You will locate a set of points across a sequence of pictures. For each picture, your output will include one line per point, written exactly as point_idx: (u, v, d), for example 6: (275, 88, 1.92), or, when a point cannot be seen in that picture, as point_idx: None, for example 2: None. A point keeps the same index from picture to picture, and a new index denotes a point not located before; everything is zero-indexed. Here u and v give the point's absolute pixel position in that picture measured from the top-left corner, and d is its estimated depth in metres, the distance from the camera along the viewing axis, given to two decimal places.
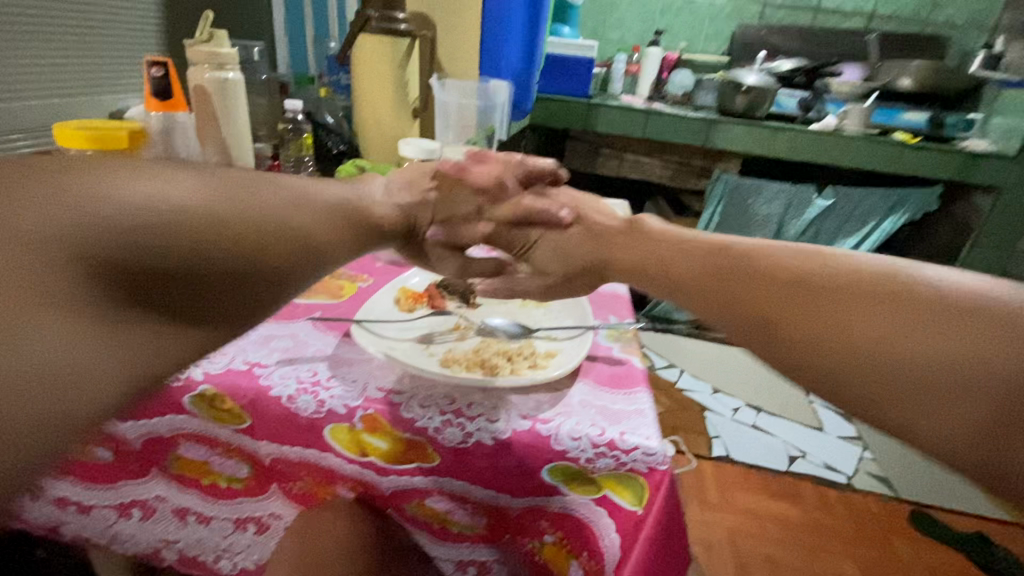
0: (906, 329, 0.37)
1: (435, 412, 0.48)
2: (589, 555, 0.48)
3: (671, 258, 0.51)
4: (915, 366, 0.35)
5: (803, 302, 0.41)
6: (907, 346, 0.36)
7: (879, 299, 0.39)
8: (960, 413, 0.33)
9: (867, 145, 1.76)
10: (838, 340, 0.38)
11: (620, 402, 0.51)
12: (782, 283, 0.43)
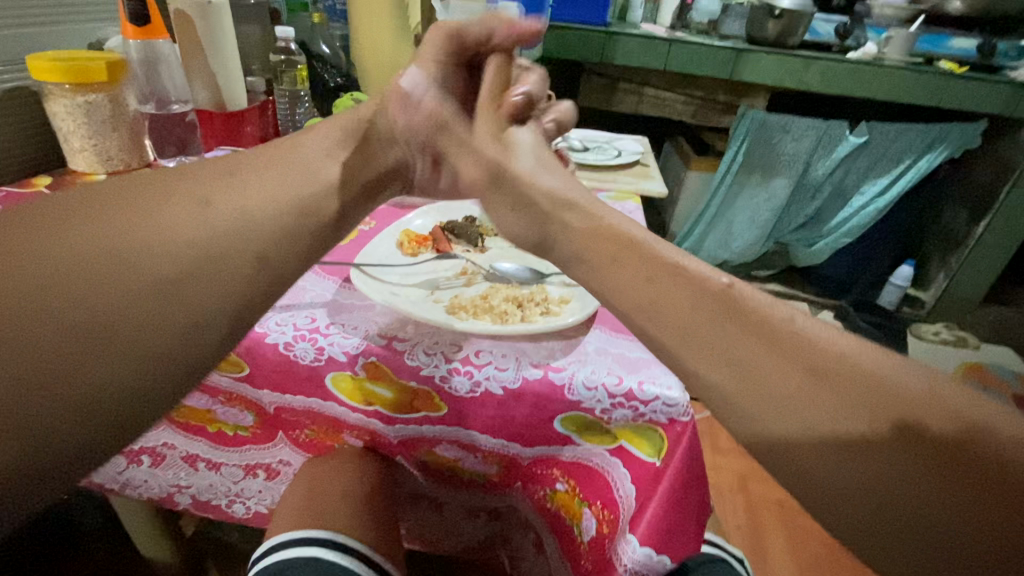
0: (834, 415, 0.31)
1: (442, 360, 0.45)
2: (603, 505, 0.47)
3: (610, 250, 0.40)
4: (817, 457, 0.31)
5: (735, 351, 0.34)
6: (825, 434, 0.31)
7: (807, 371, 0.33)
8: (891, 501, 0.30)
9: (909, 76, 1.63)
10: (775, 399, 0.33)
11: (639, 350, 0.47)
12: (713, 320, 0.35)
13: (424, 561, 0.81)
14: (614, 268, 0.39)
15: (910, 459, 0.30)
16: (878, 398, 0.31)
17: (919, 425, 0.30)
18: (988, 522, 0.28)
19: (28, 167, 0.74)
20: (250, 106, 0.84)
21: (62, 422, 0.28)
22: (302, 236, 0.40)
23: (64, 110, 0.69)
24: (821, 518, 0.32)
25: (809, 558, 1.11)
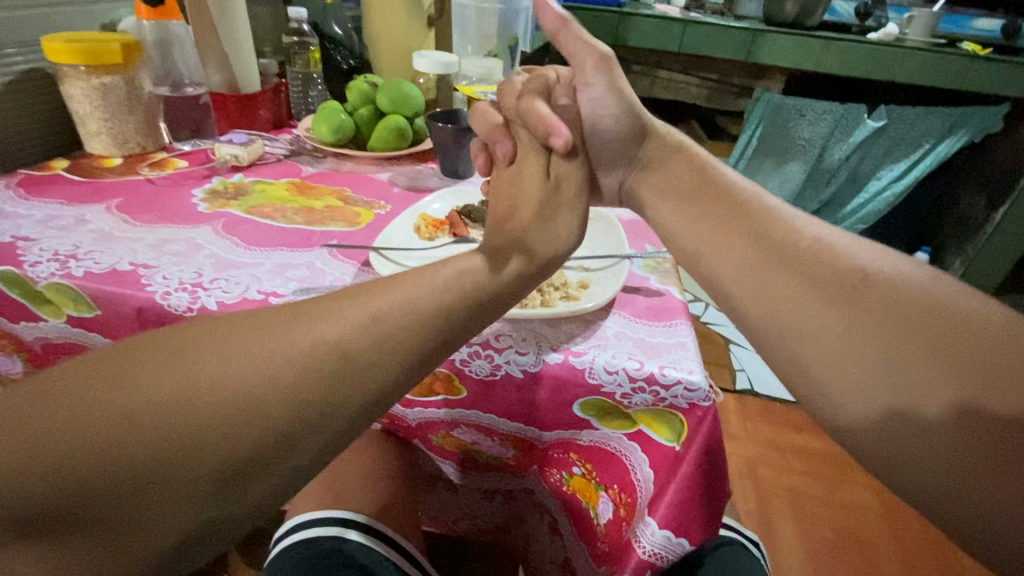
0: (875, 329, 0.35)
1: (462, 343, 0.45)
2: (620, 489, 0.47)
3: (699, 217, 0.47)
4: (839, 367, 0.36)
5: (783, 289, 0.39)
6: (866, 346, 0.35)
7: (855, 293, 0.37)
8: (944, 455, 0.31)
9: (932, 58, 1.59)
10: (838, 342, 0.36)
11: (658, 335, 0.47)
12: (770, 255, 0.42)
13: (438, 541, 0.82)
14: (689, 226, 0.47)
15: (966, 417, 0.31)
16: (935, 352, 0.33)
17: (959, 345, 0.33)
18: (985, 451, 0.30)
19: (45, 149, 0.75)
20: (264, 89, 0.84)
21: (171, 518, 0.29)
22: (433, 316, 0.36)
23: (80, 92, 0.69)
24: (853, 447, 0.35)
25: (817, 543, 1.12)
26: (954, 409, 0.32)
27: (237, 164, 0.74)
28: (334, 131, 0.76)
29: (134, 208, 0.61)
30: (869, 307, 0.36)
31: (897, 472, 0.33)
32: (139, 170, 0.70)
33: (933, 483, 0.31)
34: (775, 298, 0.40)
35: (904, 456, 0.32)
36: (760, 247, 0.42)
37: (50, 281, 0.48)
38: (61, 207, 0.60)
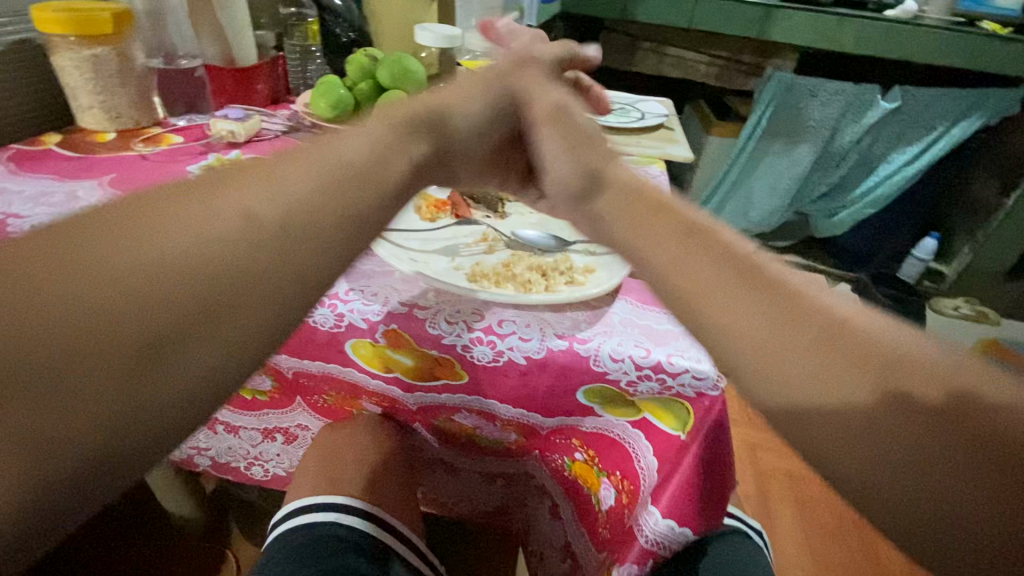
0: (841, 404, 0.26)
1: (464, 328, 0.44)
2: (623, 476, 0.47)
3: (619, 202, 0.36)
4: (791, 380, 0.27)
5: (717, 286, 0.30)
6: (837, 430, 0.26)
7: (819, 351, 0.27)
8: (932, 479, 0.24)
9: (948, 37, 1.55)
10: (797, 354, 0.27)
11: (667, 322, 0.46)
12: (697, 245, 0.32)
13: (438, 524, 0.83)
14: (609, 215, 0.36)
15: (951, 419, 0.24)
16: (901, 367, 0.26)
17: (947, 426, 0.24)
18: (983, 474, 0.23)
19: (38, 124, 0.73)
20: (260, 62, 0.81)
21: (53, 486, 0.20)
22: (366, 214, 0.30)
23: (70, 64, 0.66)
24: (819, 465, 0.27)
25: (815, 528, 1.12)
26: (949, 427, 0.24)
27: (233, 140, 0.72)
28: (333, 107, 0.74)
29: (127, 185, 0.59)
30: (805, 313, 0.28)
31: (863, 498, 0.26)
32: (133, 145, 0.69)
33: (911, 503, 0.24)
34: (709, 299, 0.30)
35: (871, 477, 0.25)
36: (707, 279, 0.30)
37: None
38: (53, 182, 0.58)
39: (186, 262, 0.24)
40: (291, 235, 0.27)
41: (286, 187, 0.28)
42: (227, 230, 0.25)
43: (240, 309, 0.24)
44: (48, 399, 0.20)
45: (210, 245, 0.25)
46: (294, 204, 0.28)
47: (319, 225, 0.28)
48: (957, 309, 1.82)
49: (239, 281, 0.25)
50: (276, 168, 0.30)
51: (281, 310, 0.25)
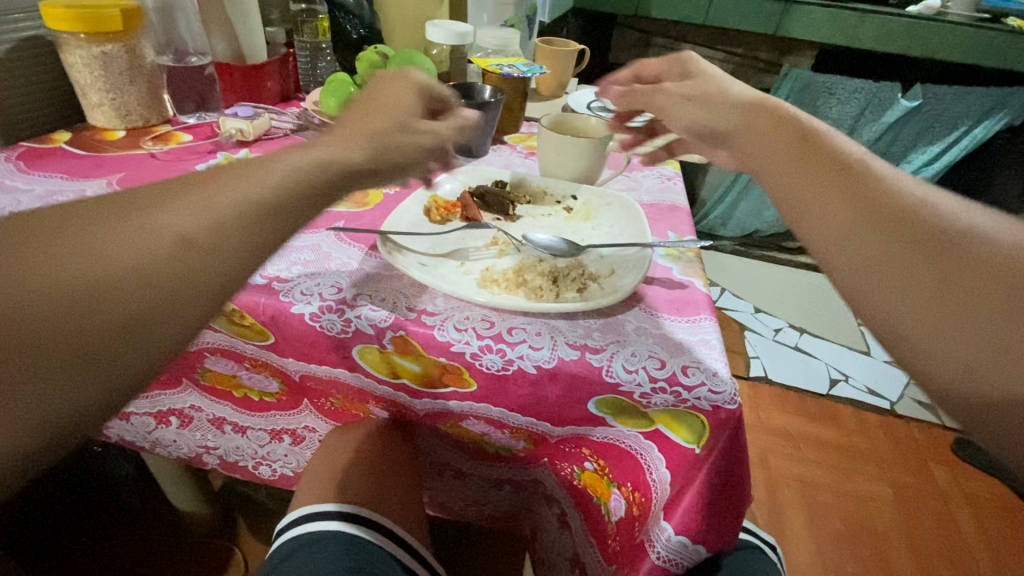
0: (901, 260, 0.31)
1: (473, 336, 0.43)
2: (634, 487, 0.44)
3: (780, 159, 0.39)
4: (929, 319, 0.29)
5: (880, 236, 0.32)
6: (900, 277, 0.31)
7: (901, 218, 0.32)
8: None
9: (973, 34, 1.51)
10: (937, 291, 0.29)
11: (682, 331, 0.45)
12: (863, 191, 0.34)
13: (445, 528, 0.82)
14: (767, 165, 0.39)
15: None
16: None
17: (1011, 277, 0.28)
18: None
19: (49, 121, 0.73)
20: (271, 59, 0.81)
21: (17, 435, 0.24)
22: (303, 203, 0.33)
23: (80, 61, 0.66)
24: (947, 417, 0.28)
25: (828, 536, 1.10)
26: None
27: (243, 139, 0.71)
28: (341, 104, 0.73)
29: (136, 183, 0.59)
30: (982, 259, 0.29)
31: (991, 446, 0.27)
32: (142, 143, 0.68)
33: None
34: (869, 237, 0.33)
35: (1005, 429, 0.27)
36: (777, 161, 0.39)
37: None
38: (62, 181, 0.58)
39: (98, 283, 0.26)
40: (211, 266, 0.28)
41: (201, 208, 0.29)
42: (139, 255, 0.27)
43: (152, 326, 0.27)
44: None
45: (120, 270, 0.26)
46: (213, 233, 0.29)
47: (233, 264, 0.29)
48: None
49: (151, 303, 0.27)
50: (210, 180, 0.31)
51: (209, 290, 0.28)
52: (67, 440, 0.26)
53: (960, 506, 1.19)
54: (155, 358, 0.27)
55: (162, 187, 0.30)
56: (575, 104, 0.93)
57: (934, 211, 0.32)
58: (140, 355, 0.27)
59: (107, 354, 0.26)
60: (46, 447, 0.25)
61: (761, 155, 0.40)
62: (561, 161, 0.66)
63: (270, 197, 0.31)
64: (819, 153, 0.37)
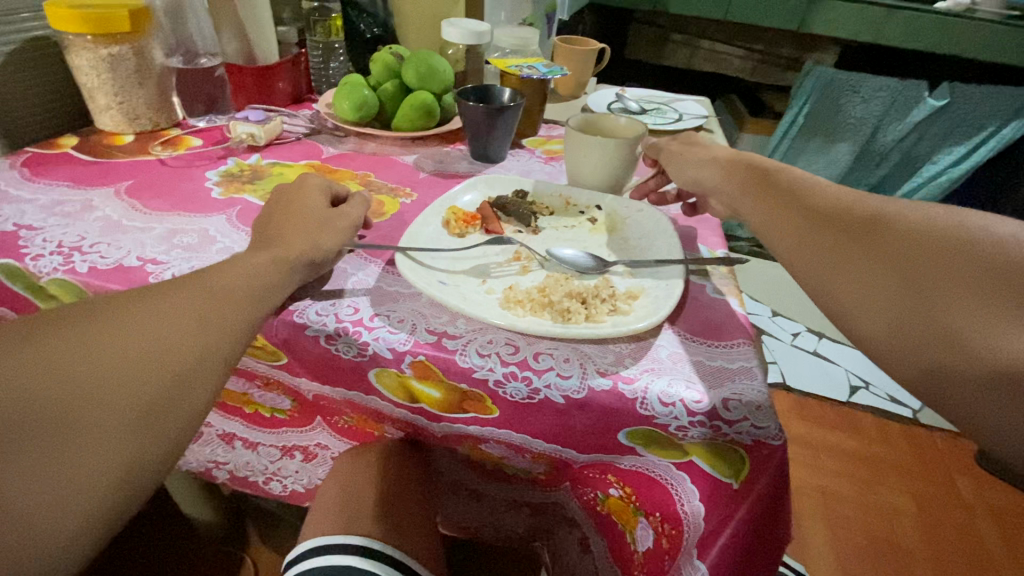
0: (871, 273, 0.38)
1: (498, 362, 0.41)
2: (663, 518, 0.39)
3: (749, 191, 0.48)
4: (867, 299, 0.37)
5: (828, 243, 0.40)
6: (874, 292, 0.37)
7: (845, 226, 0.41)
8: (969, 377, 0.32)
9: (1006, 30, 1.45)
10: (873, 278, 0.37)
11: (719, 359, 0.42)
12: (814, 213, 0.43)
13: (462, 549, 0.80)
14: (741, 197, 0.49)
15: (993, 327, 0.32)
16: (968, 275, 0.35)
17: (970, 276, 0.34)
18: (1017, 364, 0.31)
19: (57, 125, 0.71)
20: (282, 59, 0.78)
21: (99, 481, 0.31)
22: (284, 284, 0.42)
23: (87, 62, 0.64)
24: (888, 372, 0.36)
25: (849, 550, 1.07)
26: (987, 321, 0.33)
27: (254, 144, 0.69)
28: (356, 109, 0.71)
29: (144, 192, 0.57)
30: (911, 248, 0.37)
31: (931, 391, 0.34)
32: (151, 148, 0.66)
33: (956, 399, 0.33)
34: (819, 242, 0.41)
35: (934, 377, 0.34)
36: (772, 207, 0.46)
37: (53, 277, 0.45)
38: (68, 190, 0.56)
39: (146, 351, 0.34)
40: (225, 328, 0.37)
41: (211, 294, 0.38)
42: (176, 327, 0.35)
43: (195, 378, 0.35)
44: (68, 450, 0.30)
45: (165, 340, 0.35)
46: (219, 303, 0.38)
47: (243, 324, 0.38)
48: None
49: (191, 360, 0.35)
50: (218, 271, 0.40)
51: (232, 356, 0.37)
52: (135, 488, 0.33)
53: (986, 520, 1.16)
54: (201, 406, 0.35)
55: (172, 282, 0.39)
56: (595, 105, 0.90)
57: (908, 229, 0.38)
58: (190, 403, 0.34)
59: (161, 404, 0.33)
60: (127, 493, 0.32)
61: (735, 188, 0.50)
62: (586, 161, 0.62)
63: (256, 285, 0.40)
64: (779, 185, 0.47)
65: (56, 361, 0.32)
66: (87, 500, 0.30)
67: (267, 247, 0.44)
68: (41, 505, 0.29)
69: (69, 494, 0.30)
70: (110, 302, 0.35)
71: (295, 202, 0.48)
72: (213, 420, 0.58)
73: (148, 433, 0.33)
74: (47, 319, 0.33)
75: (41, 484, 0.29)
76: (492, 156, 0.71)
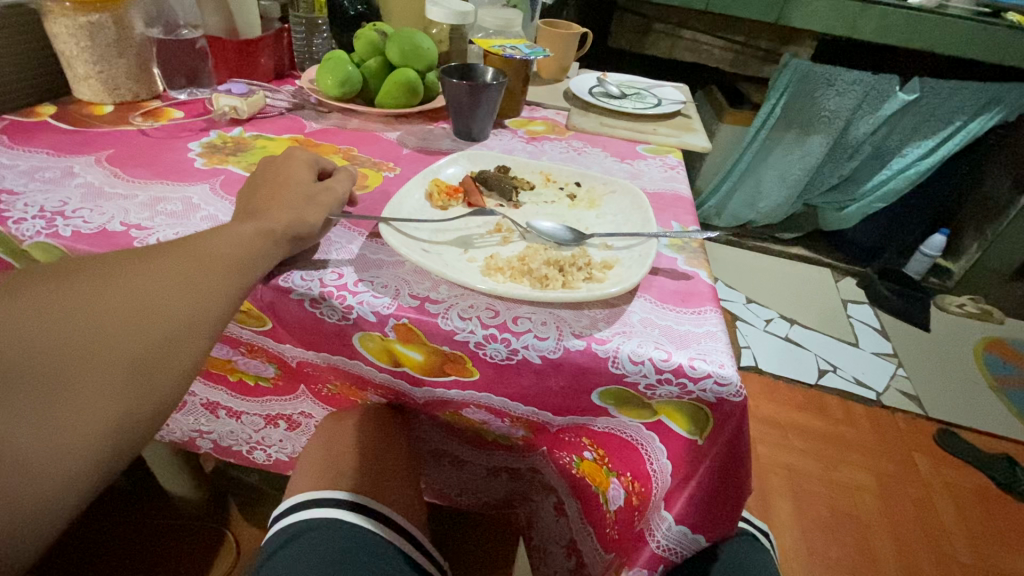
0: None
1: (478, 325, 0.43)
2: (634, 477, 0.45)
3: None
4: None
5: None
6: None
7: None
8: None
9: (974, 27, 1.51)
10: None
11: (686, 323, 0.45)
12: None
13: (443, 526, 0.84)
14: None
15: None
16: None
17: None
18: None
19: (33, 94, 0.70)
20: (265, 34, 0.78)
21: (91, 434, 0.32)
22: (270, 252, 0.43)
23: (65, 31, 0.63)
24: None
25: (813, 523, 1.12)
26: None
27: (236, 117, 0.69)
28: (340, 84, 0.71)
29: (126, 161, 0.57)
30: None
31: None
32: (131, 119, 0.66)
33: None
34: None
35: None
36: None
37: (36, 241, 0.45)
38: (47, 157, 0.56)
39: (139, 310, 0.35)
40: (213, 292, 0.38)
41: (197, 260, 0.39)
42: (165, 288, 0.36)
43: (186, 338, 0.36)
44: (61, 405, 0.31)
45: (157, 302, 0.36)
46: (206, 268, 0.39)
47: (231, 291, 0.39)
48: (962, 307, 1.81)
49: (183, 320, 0.36)
50: (205, 237, 0.41)
51: (220, 319, 0.38)
52: (128, 441, 0.33)
53: (942, 496, 1.22)
54: (191, 365, 0.36)
55: (158, 248, 0.39)
56: (576, 88, 0.91)
57: None
58: (181, 362, 0.36)
59: (154, 361, 0.34)
60: (120, 445, 0.33)
61: None
62: None
63: (240, 252, 0.41)
64: None
65: (45, 317, 0.32)
66: (79, 450, 0.31)
67: (253, 218, 0.44)
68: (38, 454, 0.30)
69: (67, 441, 0.31)
70: (99, 264, 0.36)
71: (284, 176, 0.49)
72: (196, 389, 0.58)
73: (138, 389, 0.33)
74: (38, 276, 0.34)
75: (36, 432, 0.30)
76: (474, 133, 0.72)
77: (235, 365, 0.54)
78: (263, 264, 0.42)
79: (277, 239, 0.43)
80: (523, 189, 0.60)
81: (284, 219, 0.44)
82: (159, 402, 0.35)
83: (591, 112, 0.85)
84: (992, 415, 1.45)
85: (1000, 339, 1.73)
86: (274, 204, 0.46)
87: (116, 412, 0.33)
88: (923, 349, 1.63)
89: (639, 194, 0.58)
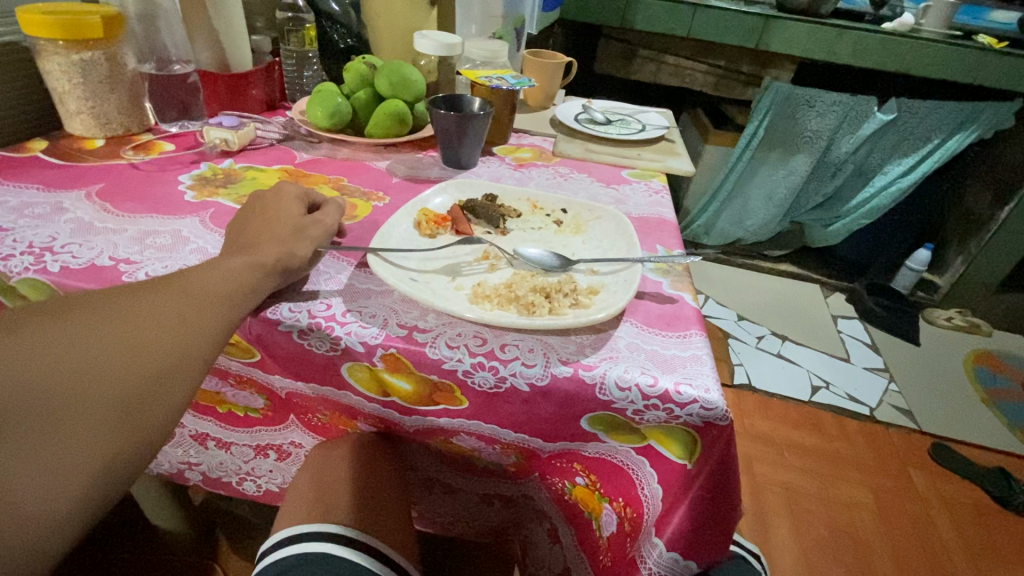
0: None
1: (466, 353, 0.43)
2: (625, 502, 0.45)
3: None
4: None
5: None
6: None
7: None
8: None
9: (946, 50, 1.57)
10: None
11: (672, 347, 0.45)
12: None
13: (437, 557, 0.82)
14: None
15: None
16: None
17: None
18: None
19: (24, 128, 0.71)
20: (255, 67, 0.80)
21: (81, 476, 0.31)
22: (258, 289, 0.43)
23: (58, 69, 0.64)
24: None
25: (812, 542, 1.11)
26: None
27: (227, 149, 0.70)
28: (330, 115, 0.72)
29: (116, 195, 0.57)
30: None
31: None
32: (122, 152, 0.67)
33: None
34: None
35: None
36: None
37: (24, 277, 0.45)
38: (36, 193, 0.56)
39: (129, 346, 0.35)
40: (203, 328, 0.38)
41: (185, 295, 0.39)
42: (156, 324, 0.36)
43: (175, 375, 0.36)
44: (52, 446, 0.31)
45: (149, 338, 0.36)
46: (198, 303, 0.39)
47: (221, 327, 0.39)
48: (950, 321, 1.83)
49: (173, 357, 0.36)
50: (194, 272, 0.41)
51: (210, 355, 0.38)
52: (121, 478, 0.34)
53: (939, 511, 1.22)
54: (181, 402, 0.36)
55: (149, 282, 0.39)
56: (562, 116, 0.93)
57: None
58: (169, 399, 0.35)
59: (143, 398, 0.34)
60: (110, 485, 0.33)
61: None
62: None
63: (231, 287, 0.41)
64: None
65: (32, 357, 0.32)
66: (68, 494, 0.31)
67: (242, 253, 0.44)
68: (31, 496, 0.30)
69: (58, 482, 0.31)
70: (87, 300, 0.36)
71: (272, 210, 0.50)
72: (185, 422, 0.58)
73: (127, 428, 0.33)
74: (30, 313, 0.34)
75: (25, 471, 0.30)
76: (463, 161, 0.73)
77: (222, 396, 0.54)
78: (251, 300, 0.42)
79: (266, 274, 0.44)
80: (511, 215, 0.61)
81: (267, 254, 0.44)
82: (149, 439, 0.34)
83: (578, 139, 0.88)
84: (986, 427, 1.45)
85: (989, 351, 1.74)
86: (265, 238, 0.46)
87: (106, 451, 0.32)
88: (913, 363, 1.64)
89: (627, 221, 0.59)
